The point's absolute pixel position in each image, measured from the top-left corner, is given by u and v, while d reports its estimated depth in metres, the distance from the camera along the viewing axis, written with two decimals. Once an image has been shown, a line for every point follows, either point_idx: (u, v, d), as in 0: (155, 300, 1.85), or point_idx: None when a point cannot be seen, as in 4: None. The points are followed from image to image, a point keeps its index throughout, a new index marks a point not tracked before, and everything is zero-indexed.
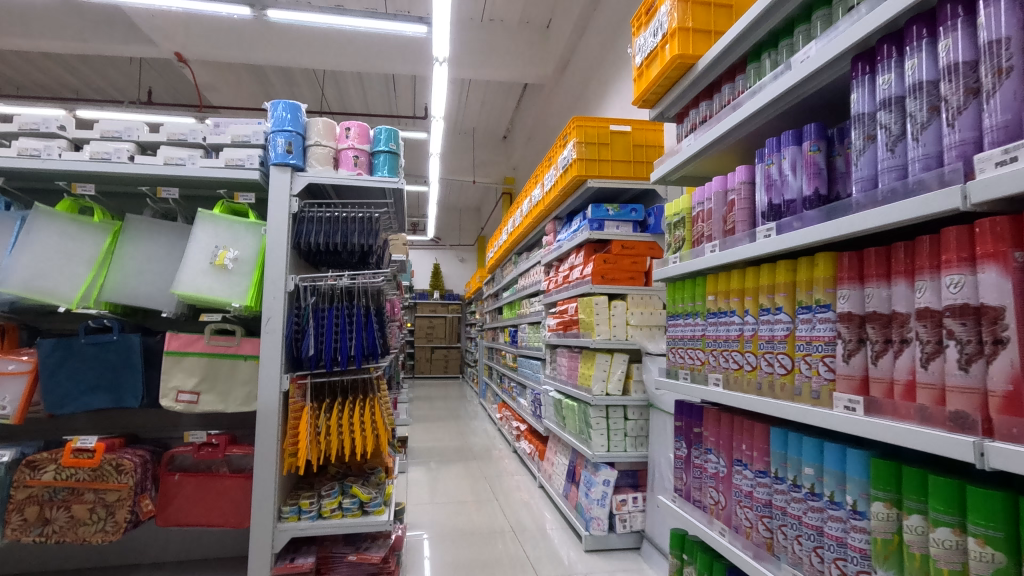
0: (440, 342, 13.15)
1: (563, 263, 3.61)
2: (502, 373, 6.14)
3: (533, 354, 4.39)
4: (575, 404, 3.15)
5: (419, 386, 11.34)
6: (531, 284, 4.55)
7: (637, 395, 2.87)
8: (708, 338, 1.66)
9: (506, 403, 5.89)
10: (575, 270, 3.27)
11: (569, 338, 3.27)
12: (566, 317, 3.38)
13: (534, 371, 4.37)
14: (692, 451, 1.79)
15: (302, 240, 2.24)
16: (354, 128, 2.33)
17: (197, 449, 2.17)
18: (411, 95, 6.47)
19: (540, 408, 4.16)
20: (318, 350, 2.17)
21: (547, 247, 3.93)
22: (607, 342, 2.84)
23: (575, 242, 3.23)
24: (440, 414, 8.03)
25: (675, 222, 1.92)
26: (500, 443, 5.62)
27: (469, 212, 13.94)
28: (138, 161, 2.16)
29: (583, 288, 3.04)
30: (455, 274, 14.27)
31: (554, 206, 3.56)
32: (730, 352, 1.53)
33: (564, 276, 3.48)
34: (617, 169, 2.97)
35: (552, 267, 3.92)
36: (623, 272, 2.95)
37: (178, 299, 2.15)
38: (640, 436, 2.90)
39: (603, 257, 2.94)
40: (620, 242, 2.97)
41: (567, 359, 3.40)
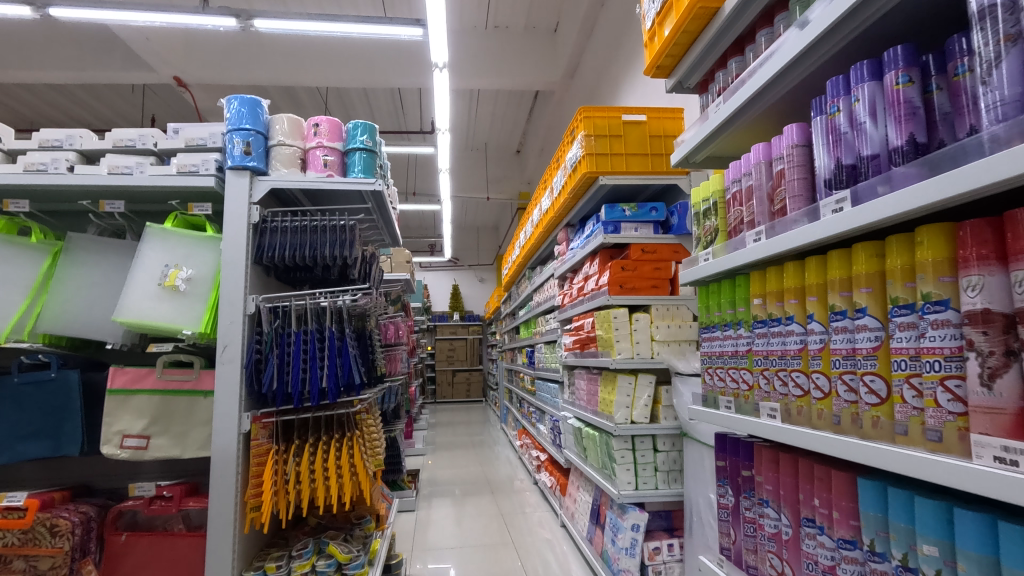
0: (462, 364, 12.81)
1: (577, 274, 3.25)
2: (521, 396, 5.75)
3: (550, 377, 4.00)
4: (596, 433, 2.76)
5: (440, 411, 10.98)
6: (545, 300, 4.18)
7: (668, 422, 2.47)
8: (757, 355, 1.26)
9: (526, 430, 5.48)
10: (590, 282, 2.90)
11: (587, 358, 2.90)
12: (583, 335, 3.00)
13: (552, 396, 3.98)
14: (741, 501, 1.39)
15: (266, 254, 1.93)
16: (325, 124, 2.03)
17: (147, 504, 1.83)
18: (418, 110, 6.25)
19: (559, 437, 3.76)
20: (285, 382, 1.84)
21: (560, 258, 3.57)
22: (629, 362, 2.46)
23: (588, 249, 2.86)
24: (460, 441, 7.64)
25: (701, 211, 1.55)
26: (522, 474, 5.19)
27: (487, 231, 13.69)
28: (78, 172, 1.90)
29: (599, 301, 2.67)
30: (475, 294, 13.97)
31: (564, 211, 3.21)
32: (792, 374, 1.13)
33: (578, 289, 3.12)
34: (631, 163, 2.62)
35: (566, 279, 3.55)
36: (644, 280, 2.57)
37: (123, 328, 1.85)
38: (673, 470, 2.50)
39: (621, 264, 2.56)
40: (639, 246, 2.60)
41: (586, 381, 3.01)
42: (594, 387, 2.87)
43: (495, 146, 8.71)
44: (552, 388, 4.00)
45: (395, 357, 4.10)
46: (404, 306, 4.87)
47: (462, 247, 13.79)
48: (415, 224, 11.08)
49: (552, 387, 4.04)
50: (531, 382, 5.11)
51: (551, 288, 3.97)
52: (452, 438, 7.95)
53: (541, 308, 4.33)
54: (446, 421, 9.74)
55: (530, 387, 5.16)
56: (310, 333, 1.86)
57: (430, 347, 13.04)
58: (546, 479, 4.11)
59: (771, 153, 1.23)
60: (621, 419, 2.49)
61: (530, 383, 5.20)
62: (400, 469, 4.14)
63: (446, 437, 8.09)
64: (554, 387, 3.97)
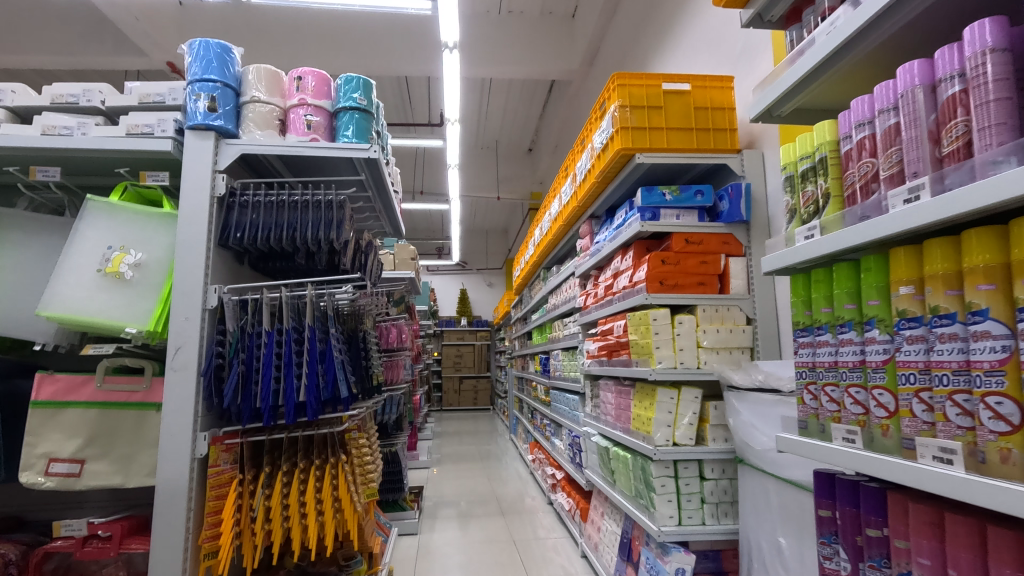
0: (469, 371, 12.42)
1: (603, 271, 2.85)
2: (534, 407, 5.36)
3: (569, 387, 3.61)
4: (628, 455, 2.36)
5: (447, 420, 10.59)
6: (564, 302, 3.79)
7: (717, 445, 2.07)
8: (904, 369, 0.87)
9: (538, 444, 5.07)
10: (620, 280, 2.51)
11: (618, 368, 2.50)
12: (610, 340, 2.61)
13: (570, 408, 3.59)
14: (867, 573, 0.99)
15: (232, 234, 1.55)
16: (311, 77, 1.66)
17: (79, 545, 1.45)
18: (426, 101, 5.91)
19: (579, 455, 3.36)
20: (253, 395, 1.46)
21: (582, 254, 3.18)
22: (671, 373, 2.07)
23: (619, 241, 2.48)
24: (467, 453, 7.23)
25: (798, 173, 1.16)
26: (534, 492, 4.79)
27: (496, 235, 13.34)
28: (4, 131, 1.54)
29: (633, 302, 2.28)
30: (483, 299, 13.60)
31: (590, 199, 2.83)
32: (984, 399, 0.74)
33: (606, 288, 2.73)
34: (673, 139, 2.23)
35: (589, 278, 3.17)
36: (688, 277, 2.18)
37: (54, 324, 1.48)
38: (723, 503, 2.09)
39: (661, 256, 2.18)
40: (682, 235, 2.21)
41: (614, 394, 2.62)
42: (626, 401, 2.46)
43: (506, 144, 8.35)
44: (570, 399, 3.61)
45: (396, 363, 3.73)
46: (409, 308, 4.50)
47: (471, 251, 13.43)
48: (423, 225, 10.74)
49: (571, 397, 3.65)
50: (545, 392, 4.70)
51: (571, 288, 3.58)
52: (459, 450, 7.55)
53: (559, 312, 3.94)
54: (452, 431, 9.34)
55: (545, 397, 4.75)
56: (286, 333, 1.48)
57: (436, 353, 12.68)
58: (563, 501, 3.70)
59: (936, 73, 0.85)
60: (662, 441, 2.09)
61: (544, 392, 4.78)
62: (402, 488, 3.71)
63: (452, 448, 7.69)
64: (573, 398, 3.57)
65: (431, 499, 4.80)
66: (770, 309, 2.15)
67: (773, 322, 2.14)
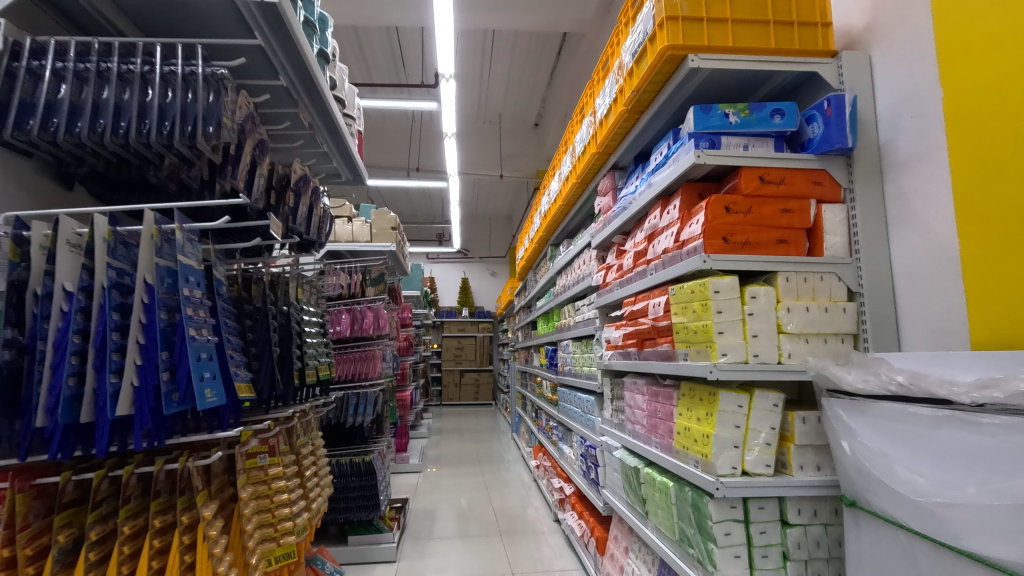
0: (470, 364, 11.80)
1: (632, 235, 2.18)
2: (538, 405, 4.72)
3: (581, 385, 2.95)
4: (670, 483, 1.70)
5: (446, 416, 9.97)
6: (577, 281, 3.11)
7: (807, 476, 1.41)
8: None
9: (543, 447, 4.43)
10: (657, 243, 1.84)
11: (654, 363, 1.84)
12: (642, 325, 1.95)
13: (584, 410, 2.93)
14: None
15: (13, 121, 0.88)
16: None
17: None
18: (420, 58, 5.22)
19: (593, 469, 2.72)
20: (33, 407, 0.80)
21: (602, 217, 2.51)
22: (740, 370, 1.41)
23: (658, 189, 1.82)
24: (464, 454, 6.61)
25: None
26: (538, 505, 4.16)
27: (500, 220, 12.68)
28: None
29: (679, 269, 1.61)
30: (485, 289, 12.94)
31: (615, 139, 2.17)
32: None
33: (636, 256, 2.05)
34: (741, 34, 1.55)
35: (611, 248, 2.49)
36: (762, 231, 1.51)
37: None
38: (814, 561, 1.43)
39: (723, 200, 1.51)
40: (754, 171, 1.53)
41: (647, 395, 1.96)
42: (665, 406, 1.80)
43: (511, 118, 7.67)
44: (583, 399, 2.96)
45: (375, 353, 3.18)
46: (397, 297, 4.00)
47: (472, 238, 12.76)
48: (421, 208, 10.08)
49: (584, 396, 2.99)
50: (552, 388, 4.05)
51: (585, 263, 2.91)
52: (456, 449, 6.92)
53: (570, 294, 3.27)
54: (451, 428, 8.71)
55: (551, 396, 4.09)
56: (99, 296, 0.83)
57: (436, 345, 12.05)
58: (572, 523, 3.06)
59: None
60: (726, 468, 1.43)
61: (551, 390, 4.13)
62: (379, 505, 3.01)
63: (449, 447, 7.07)
64: (586, 397, 2.92)
65: (419, 511, 4.17)
66: (883, 277, 1.48)
67: (887, 297, 1.47)
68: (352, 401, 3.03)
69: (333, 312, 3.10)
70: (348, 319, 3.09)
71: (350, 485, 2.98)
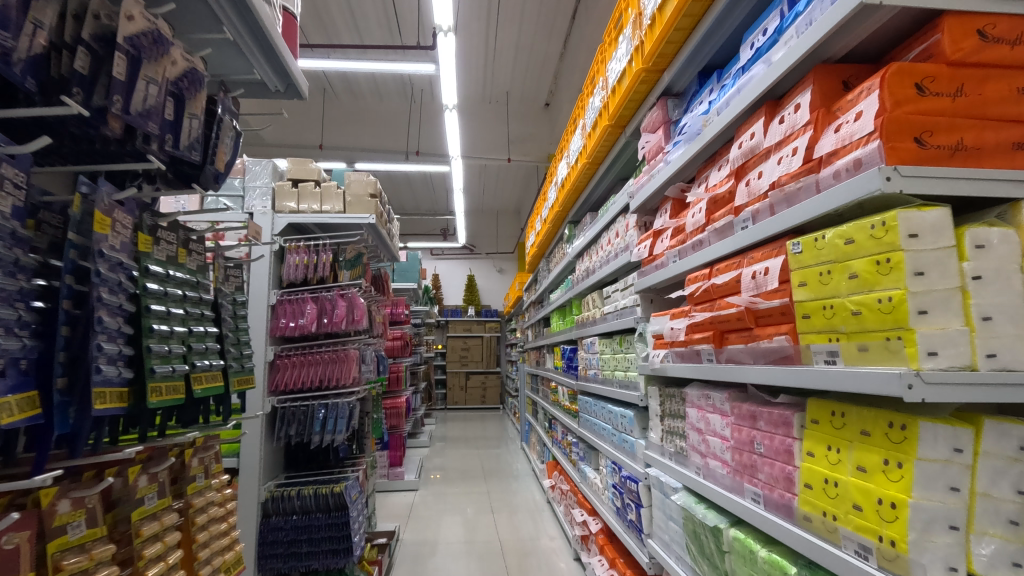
0: (476, 367, 11.10)
1: (700, 181, 1.50)
2: (553, 414, 4.05)
3: (611, 394, 2.27)
4: (791, 568, 1.01)
5: (450, 421, 9.30)
6: (606, 258, 2.45)
7: None
8: None
9: (560, 466, 3.76)
10: (756, 176, 1.16)
11: (755, 367, 1.16)
12: (725, 310, 1.26)
13: (615, 426, 2.26)
14: None
15: None
16: None
17: None
18: (415, 15, 4.58)
19: (630, 508, 2.03)
20: None
21: (647, 167, 1.83)
22: (973, 383, 0.72)
23: (763, 88, 1.13)
24: (467, 466, 5.92)
25: None
26: (559, 539, 3.45)
27: (507, 215, 12.08)
28: None
29: (816, 206, 0.93)
30: (492, 287, 12.27)
31: (676, 41, 1.48)
32: None
33: (709, 207, 1.37)
34: None
35: (661, 208, 1.82)
36: (985, 127, 0.82)
37: None
38: None
39: (909, 72, 0.83)
40: (971, 17, 0.83)
41: (734, 416, 1.27)
42: (776, 434, 1.11)
43: (518, 97, 7.03)
44: (612, 410, 2.29)
45: (351, 351, 2.49)
46: (386, 285, 3.36)
47: (479, 232, 12.10)
48: (424, 197, 9.44)
49: (615, 407, 2.31)
50: (570, 395, 3.37)
51: (619, 236, 2.24)
52: (459, 461, 6.23)
53: (597, 279, 2.60)
54: (456, 435, 8.02)
55: (569, 405, 3.42)
56: None
57: (440, 346, 11.40)
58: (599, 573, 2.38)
59: None
60: (941, 571, 0.73)
61: (568, 398, 3.45)
62: (353, 551, 2.24)
63: (451, 458, 6.37)
64: (619, 409, 2.25)
65: (411, 543, 3.49)
66: None
67: None
68: (319, 415, 2.39)
69: (296, 301, 2.45)
70: (315, 310, 2.44)
71: (315, 524, 2.27)
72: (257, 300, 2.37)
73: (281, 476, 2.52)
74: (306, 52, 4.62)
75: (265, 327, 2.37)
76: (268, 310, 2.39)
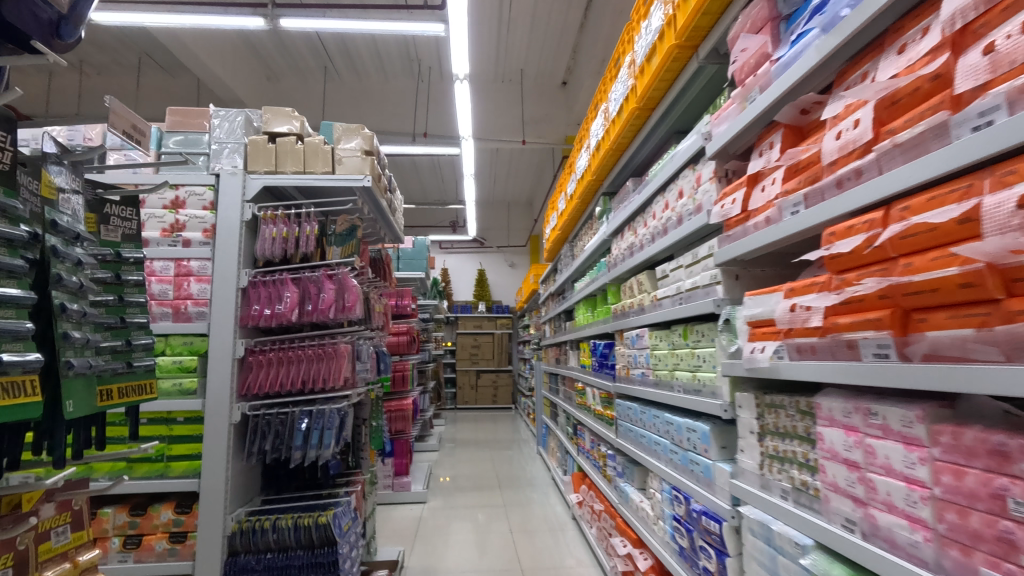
0: (488, 365, 10.62)
1: (847, 84, 0.99)
2: (580, 419, 3.56)
3: (671, 401, 1.77)
4: None
5: (459, 423, 8.83)
6: (661, 228, 1.93)
7: None
8: None
9: (589, 479, 3.25)
10: (1015, 30, 0.65)
11: (1017, 369, 0.65)
12: (932, 271, 0.75)
13: (678, 443, 1.75)
14: None
15: None
16: None
17: None
18: None
19: (704, 554, 1.53)
20: None
21: (739, 91, 1.32)
22: None
23: None
24: (480, 473, 5.43)
25: None
26: (590, 565, 2.95)
27: (520, 207, 11.60)
28: None
29: None
30: (504, 281, 11.75)
31: None
32: None
33: (879, 112, 0.87)
34: None
35: (759, 145, 1.31)
36: None
37: None
38: None
39: None
40: None
41: (942, 450, 0.77)
42: None
43: (534, 74, 6.53)
44: (673, 422, 1.79)
45: (343, 346, 2.01)
46: (387, 269, 2.87)
47: (489, 225, 11.62)
48: (432, 185, 8.96)
49: (676, 417, 1.80)
50: (604, 398, 2.86)
51: (684, 196, 1.73)
52: (471, 467, 5.74)
53: (647, 257, 2.09)
54: (466, 438, 7.53)
55: (603, 410, 2.90)
56: None
57: (450, 344, 10.93)
58: None
59: None
60: None
61: (601, 401, 2.94)
62: None
63: (462, 464, 5.88)
64: (683, 419, 1.74)
65: (417, 568, 3.02)
66: None
67: None
68: (301, 426, 1.90)
69: (273, 284, 1.97)
70: (296, 295, 1.95)
71: (294, 563, 1.78)
72: (223, 282, 1.92)
73: (256, 499, 2.05)
74: (301, 12, 4.14)
75: (233, 316, 1.91)
76: (237, 295, 1.93)
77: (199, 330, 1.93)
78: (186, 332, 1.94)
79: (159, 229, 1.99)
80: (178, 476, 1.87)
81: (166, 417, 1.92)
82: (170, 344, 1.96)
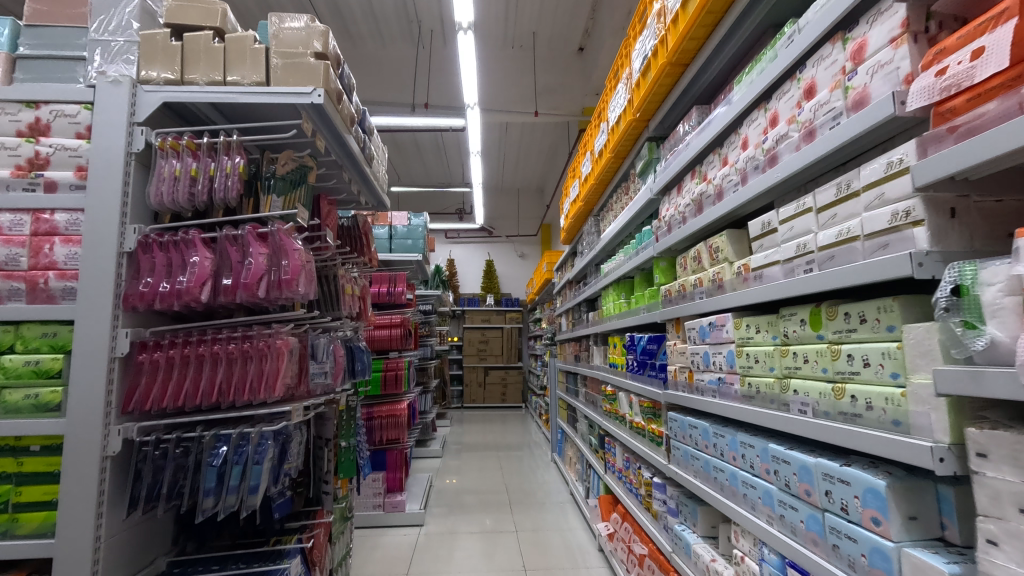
0: (496, 362, 10.00)
1: None
2: (608, 429, 2.90)
3: (790, 428, 1.10)
4: None
5: (466, 424, 8.21)
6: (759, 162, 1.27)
7: None
8: None
9: (623, 507, 2.60)
10: None
11: None
12: None
13: (802, 495, 1.10)
14: None
15: None
16: None
17: None
18: None
19: None
20: None
21: None
22: None
23: None
24: (487, 484, 4.80)
25: None
26: None
27: (530, 193, 10.93)
28: None
29: None
30: (513, 272, 11.11)
31: None
32: None
33: None
34: None
35: None
36: None
37: None
38: None
39: None
40: None
41: None
42: None
43: (547, 38, 5.65)
44: (792, 459, 1.13)
45: (282, 341, 1.37)
46: (366, 242, 2.21)
47: (498, 213, 10.97)
48: (437, 166, 8.32)
49: (795, 452, 1.14)
50: (647, 407, 2.21)
51: (816, 96, 1.06)
52: (478, 476, 5.10)
53: (728, 210, 1.42)
54: (473, 441, 6.91)
55: (645, 423, 2.25)
56: None
57: (456, 339, 10.32)
58: None
59: None
60: None
61: (642, 412, 2.28)
62: None
63: (468, 472, 5.25)
64: (811, 458, 1.08)
65: None
66: None
67: None
68: (214, 460, 1.25)
69: (175, 246, 1.32)
70: (207, 263, 1.30)
71: None
72: (98, 244, 1.27)
73: (159, 563, 1.41)
74: None
75: (110, 294, 1.26)
76: (119, 262, 1.28)
77: (65, 316, 1.28)
78: (46, 320, 1.28)
79: (11, 166, 1.33)
80: (26, 538, 1.22)
81: (14, 445, 1.26)
82: (24, 335, 1.28)
